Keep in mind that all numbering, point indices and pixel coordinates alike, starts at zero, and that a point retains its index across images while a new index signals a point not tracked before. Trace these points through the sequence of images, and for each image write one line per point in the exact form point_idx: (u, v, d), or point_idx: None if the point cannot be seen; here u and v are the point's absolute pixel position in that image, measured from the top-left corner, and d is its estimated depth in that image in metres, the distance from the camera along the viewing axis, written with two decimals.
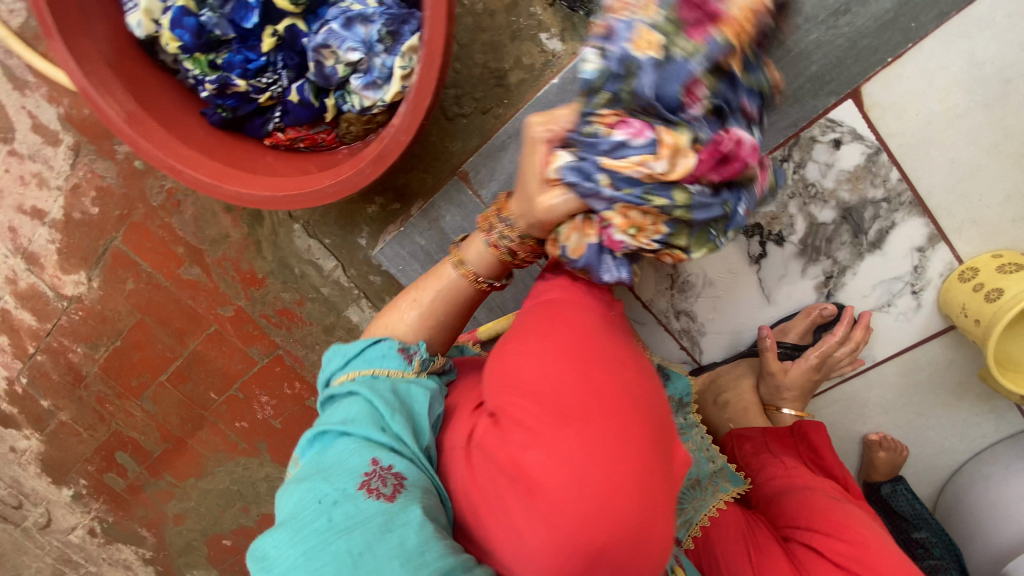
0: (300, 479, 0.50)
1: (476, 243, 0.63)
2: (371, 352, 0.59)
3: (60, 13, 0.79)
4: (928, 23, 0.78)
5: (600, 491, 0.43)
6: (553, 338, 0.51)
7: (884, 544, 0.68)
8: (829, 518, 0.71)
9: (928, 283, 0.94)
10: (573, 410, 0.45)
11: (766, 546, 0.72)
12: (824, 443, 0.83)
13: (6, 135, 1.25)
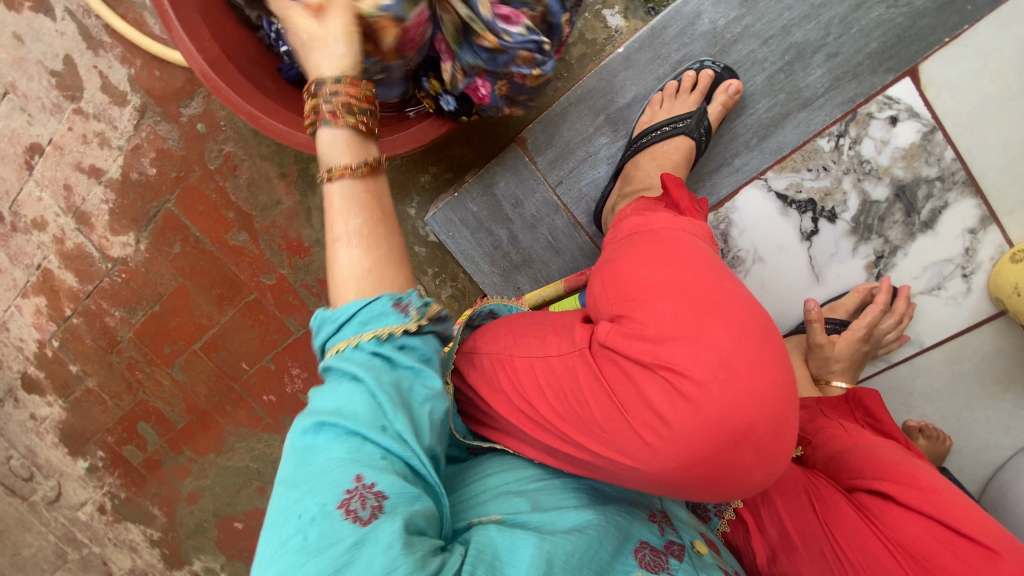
0: (289, 486, 0.44)
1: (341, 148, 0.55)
2: (350, 324, 0.49)
3: None
4: (983, 6, 0.83)
5: (743, 379, 0.48)
6: (672, 253, 0.55)
7: (954, 493, 0.68)
8: (896, 465, 0.72)
9: (979, 266, 0.95)
10: (710, 307, 0.50)
11: (827, 492, 0.72)
12: (878, 406, 0.86)
13: (76, 94, 1.30)
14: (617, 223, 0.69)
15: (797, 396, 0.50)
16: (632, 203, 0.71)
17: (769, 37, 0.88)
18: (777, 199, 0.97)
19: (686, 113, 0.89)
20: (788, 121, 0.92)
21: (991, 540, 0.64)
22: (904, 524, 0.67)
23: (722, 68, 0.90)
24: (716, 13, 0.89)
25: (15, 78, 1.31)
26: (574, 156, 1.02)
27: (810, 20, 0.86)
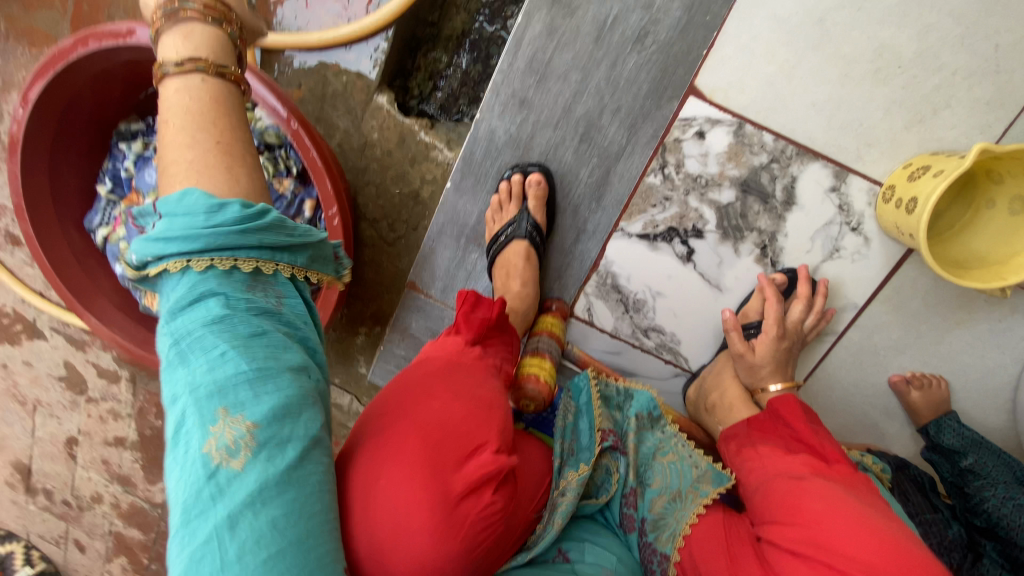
0: (256, 514, 0.40)
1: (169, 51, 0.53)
2: (264, 244, 0.50)
3: (76, 288, 1.02)
4: (720, 11, 0.86)
5: (397, 511, 0.55)
6: (393, 391, 0.67)
7: (838, 514, 0.66)
8: (787, 502, 0.72)
9: (862, 215, 0.93)
10: (380, 434, 0.60)
11: (740, 552, 0.73)
12: (795, 415, 0.84)
13: (82, 387, 1.54)
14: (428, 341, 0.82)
15: (451, 525, 0.57)
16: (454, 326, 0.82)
17: (557, 121, 0.96)
18: (642, 239, 1.01)
19: (514, 218, 0.98)
20: (612, 177, 0.98)
21: (870, 560, 0.61)
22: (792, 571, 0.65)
23: (535, 166, 0.99)
24: (505, 123, 0.98)
25: (35, 394, 1.56)
26: (459, 277, 1.11)
27: (582, 94, 0.94)
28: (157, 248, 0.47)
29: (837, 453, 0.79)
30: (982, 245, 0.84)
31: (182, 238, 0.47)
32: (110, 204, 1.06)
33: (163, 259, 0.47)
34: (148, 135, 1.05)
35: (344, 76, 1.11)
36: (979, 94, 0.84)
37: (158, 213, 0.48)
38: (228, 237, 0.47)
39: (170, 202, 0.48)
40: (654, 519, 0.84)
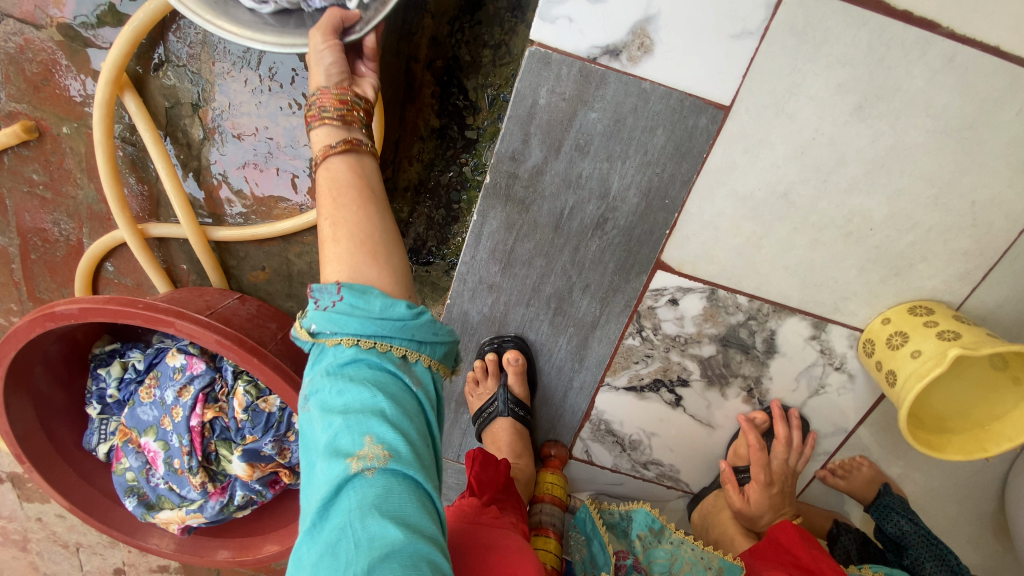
0: (369, 524, 0.44)
1: (328, 130, 0.66)
2: (404, 334, 0.56)
3: (94, 509, 1.06)
4: (679, 193, 0.82)
5: None
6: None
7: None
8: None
9: (844, 356, 0.93)
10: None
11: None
12: (794, 541, 0.89)
13: None
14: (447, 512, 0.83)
15: None
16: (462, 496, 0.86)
17: (529, 299, 0.95)
18: (629, 391, 1.02)
19: (493, 396, 1.00)
20: (591, 341, 0.98)
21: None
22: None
23: (514, 340, 0.99)
24: (477, 305, 0.97)
25: (76, 537, 1.64)
26: (454, 434, 1.12)
27: (549, 275, 0.92)
28: (333, 325, 0.54)
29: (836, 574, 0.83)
30: (945, 404, 0.83)
31: (358, 322, 0.54)
32: (102, 421, 1.07)
33: (338, 335, 0.55)
34: (125, 354, 1.05)
35: (305, 255, 1.08)
36: (957, 246, 0.82)
37: (338, 291, 0.56)
38: (393, 325, 0.55)
39: (355, 288, 0.56)
40: None
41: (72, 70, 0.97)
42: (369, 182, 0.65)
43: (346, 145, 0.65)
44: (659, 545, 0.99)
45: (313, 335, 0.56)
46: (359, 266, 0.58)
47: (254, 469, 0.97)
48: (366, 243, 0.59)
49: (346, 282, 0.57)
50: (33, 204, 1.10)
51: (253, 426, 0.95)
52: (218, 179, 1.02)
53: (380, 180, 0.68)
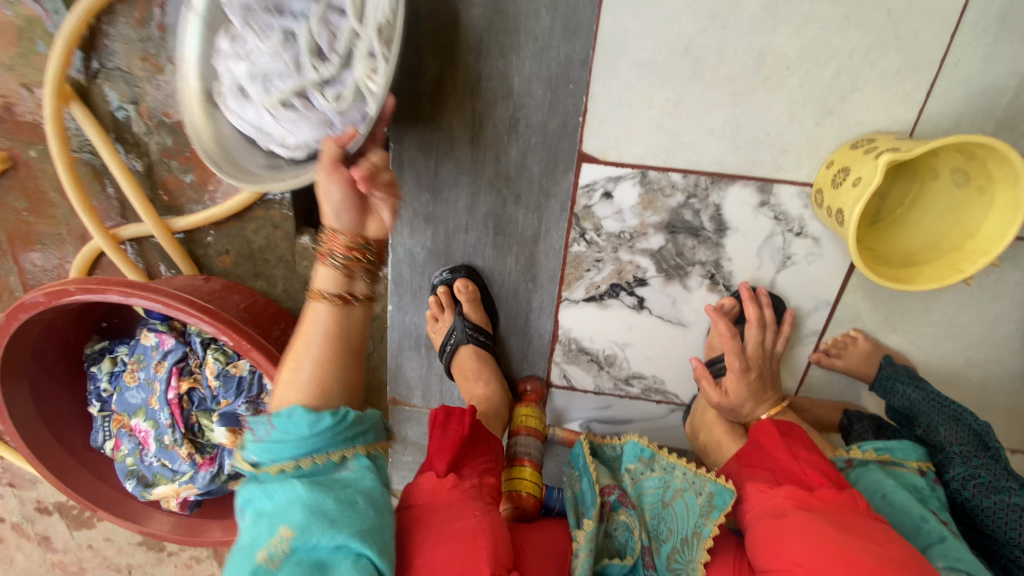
0: None
1: (324, 272, 0.67)
2: (337, 436, 0.62)
3: (107, 503, 1.12)
4: (582, 75, 0.81)
5: None
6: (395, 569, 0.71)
7: (814, 553, 0.67)
8: (770, 541, 0.73)
9: (801, 219, 0.87)
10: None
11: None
12: (775, 442, 0.84)
13: (161, 544, 1.67)
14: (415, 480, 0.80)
15: None
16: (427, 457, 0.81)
17: (467, 224, 0.95)
18: (589, 303, 0.99)
19: (451, 329, 0.99)
20: (539, 256, 0.96)
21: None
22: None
23: (463, 270, 0.98)
24: (419, 241, 0.97)
25: (125, 560, 1.71)
26: (433, 382, 1.13)
27: (480, 194, 0.91)
28: (265, 450, 0.60)
29: (820, 474, 0.78)
30: (916, 240, 0.78)
31: (289, 444, 0.60)
32: (105, 418, 1.13)
33: (278, 461, 0.59)
34: (113, 350, 1.12)
35: (261, 231, 1.12)
36: (886, 67, 0.76)
37: (268, 420, 0.61)
38: (323, 438, 0.61)
39: (286, 414, 0.61)
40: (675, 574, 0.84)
41: (25, 95, 1.06)
42: (347, 341, 0.67)
43: (336, 300, 0.66)
44: (651, 475, 0.95)
45: (254, 465, 0.61)
46: (331, 396, 0.65)
47: (236, 436, 1.00)
48: (335, 359, 0.66)
49: (276, 411, 0.62)
50: (22, 232, 1.19)
51: (227, 393, 0.99)
52: (169, 171, 1.09)
53: (361, 334, 0.69)
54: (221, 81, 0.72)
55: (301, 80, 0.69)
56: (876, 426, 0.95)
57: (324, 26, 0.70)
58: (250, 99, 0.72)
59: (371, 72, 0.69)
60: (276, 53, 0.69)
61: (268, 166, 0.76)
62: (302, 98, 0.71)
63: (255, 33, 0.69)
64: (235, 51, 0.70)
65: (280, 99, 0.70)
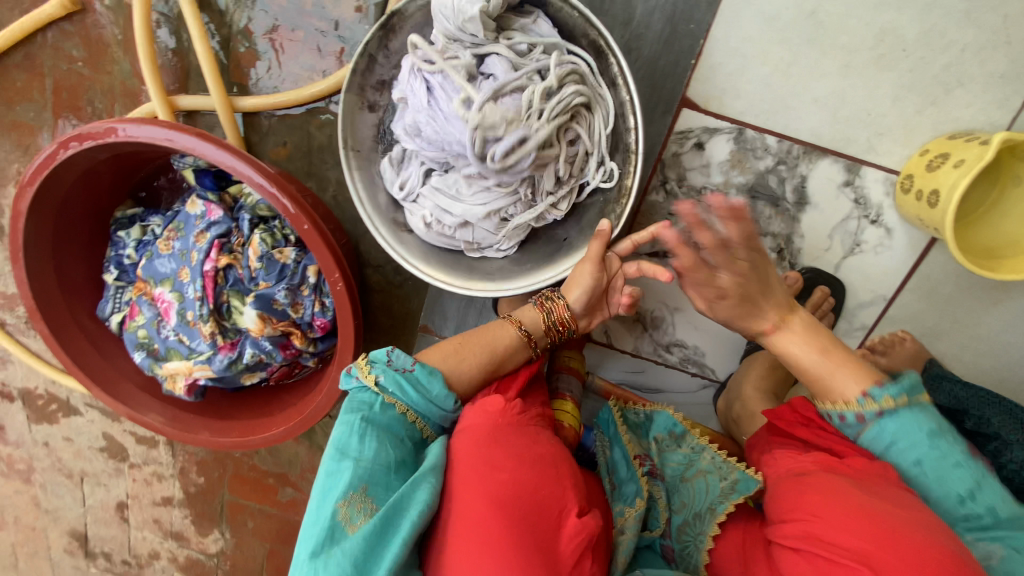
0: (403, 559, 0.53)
1: (530, 310, 0.82)
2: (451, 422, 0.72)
3: (102, 378, 1.05)
4: (704, 18, 0.82)
5: None
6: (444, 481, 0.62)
7: (832, 507, 0.59)
8: (788, 499, 0.65)
9: (880, 206, 0.89)
10: (467, 535, 0.56)
11: (754, 559, 0.67)
12: (812, 412, 0.73)
13: (123, 454, 1.56)
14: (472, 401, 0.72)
15: None
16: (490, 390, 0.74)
17: None
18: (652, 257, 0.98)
19: None
20: None
21: (863, 548, 0.54)
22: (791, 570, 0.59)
23: None
24: None
25: (81, 465, 1.59)
26: None
27: None
28: (397, 385, 0.66)
29: (850, 441, 0.68)
30: (1021, 227, 0.77)
31: (415, 398, 0.67)
32: (118, 290, 1.06)
33: (395, 399, 0.66)
34: (145, 220, 1.06)
35: (327, 128, 1.09)
36: (995, 67, 0.79)
37: (412, 364, 0.68)
38: (441, 415, 0.69)
39: (425, 371, 0.69)
40: (682, 548, 0.80)
41: None
42: (501, 360, 0.76)
43: (524, 335, 0.78)
44: (677, 449, 0.91)
45: (375, 385, 0.66)
46: (465, 380, 0.72)
47: (264, 325, 0.95)
48: (473, 368, 0.73)
49: (417, 359, 0.70)
50: (72, 83, 1.13)
51: (265, 278, 0.94)
52: (245, 48, 1.05)
53: (512, 368, 0.78)
54: (424, 210, 0.86)
55: (537, 210, 0.84)
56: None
57: (559, 148, 0.79)
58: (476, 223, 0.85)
59: (605, 179, 0.83)
60: (501, 187, 0.82)
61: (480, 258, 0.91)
62: (522, 203, 0.84)
63: (477, 180, 0.82)
64: (470, 199, 0.83)
65: (516, 223, 0.84)
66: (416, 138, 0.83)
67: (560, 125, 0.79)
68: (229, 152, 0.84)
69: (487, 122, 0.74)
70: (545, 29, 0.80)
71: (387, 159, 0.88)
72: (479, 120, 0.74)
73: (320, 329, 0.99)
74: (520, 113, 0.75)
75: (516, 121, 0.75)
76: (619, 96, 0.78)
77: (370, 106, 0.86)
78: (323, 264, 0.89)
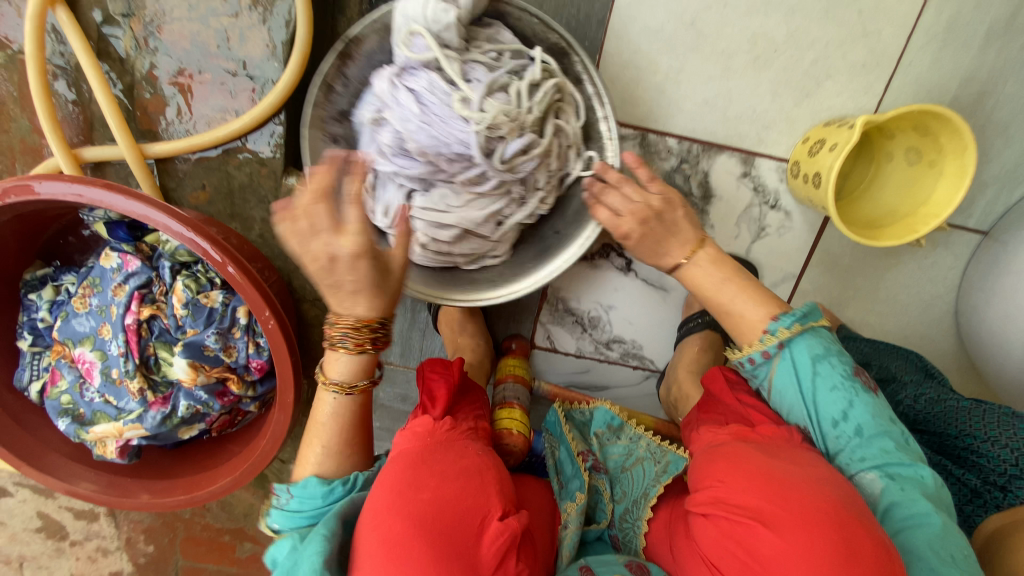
0: None
1: (335, 363, 0.69)
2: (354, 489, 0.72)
3: (23, 452, 0.98)
4: (597, 34, 0.88)
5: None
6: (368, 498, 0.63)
7: (737, 472, 0.64)
8: (700, 468, 0.70)
9: (777, 192, 0.97)
10: (388, 544, 0.56)
11: (677, 527, 0.74)
12: (726, 389, 0.81)
13: (62, 532, 1.44)
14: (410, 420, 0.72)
15: None
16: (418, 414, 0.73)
17: None
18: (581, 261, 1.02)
19: None
20: None
21: (761, 506, 0.60)
22: (703, 532, 0.65)
23: None
24: None
25: (17, 549, 1.46)
26: (414, 337, 1.10)
27: None
28: (286, 515, 0.70)
29: (761, 412, 0.74)
30: (894, 199, 0.87)
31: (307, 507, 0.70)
32: (35, 356, 1.01)
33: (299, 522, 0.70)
34: (58, 279, 1.01)
35: (246, 167, 1.08)
36: (855, 59, 0.88)
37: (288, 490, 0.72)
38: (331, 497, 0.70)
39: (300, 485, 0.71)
40: (625, 535, 0.84)
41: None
42: (351, 427, 0.73)
43: (351, 388, 0.70)
44: (616, 441, 0.96)
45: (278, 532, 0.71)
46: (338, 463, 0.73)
47: (197, 372, 0.92)
48: (346, 447, 0.73)
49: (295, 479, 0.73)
50: None
51: (193, 324, 0.91)
52: (151, 94, 1.03)
53: (362, 423, 0.74)
54: (417, 231, 0.86)
55: (531, 209, 0.87)
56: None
57: (550, 148, 0.82)
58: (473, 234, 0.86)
59: (585, 168, 0.86)
60: (495, 189, 0.82)
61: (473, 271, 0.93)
62: (510, 203, 0.85)
63: (467, 188, 0.82)
64: (465, 209, 0.83)
65: (512, 225, 0.87)
66: (399, 155, 0.81)
67: (544, 128, 0.81)
68: (139, 201, 0.82)
69: (487, 127, 0.75)
70: (508, 39, 0.82)
71: (362, 183, 0.86)
72: (484, 121, 0.74)
73: (258, 370, 0.97)
74: (516, 115, 0.76)
75: (512, 121, 0.76)
76: (587, 91, 0.82)
77: (332, 138, 0.86)
78: (252, 305, 0.88)
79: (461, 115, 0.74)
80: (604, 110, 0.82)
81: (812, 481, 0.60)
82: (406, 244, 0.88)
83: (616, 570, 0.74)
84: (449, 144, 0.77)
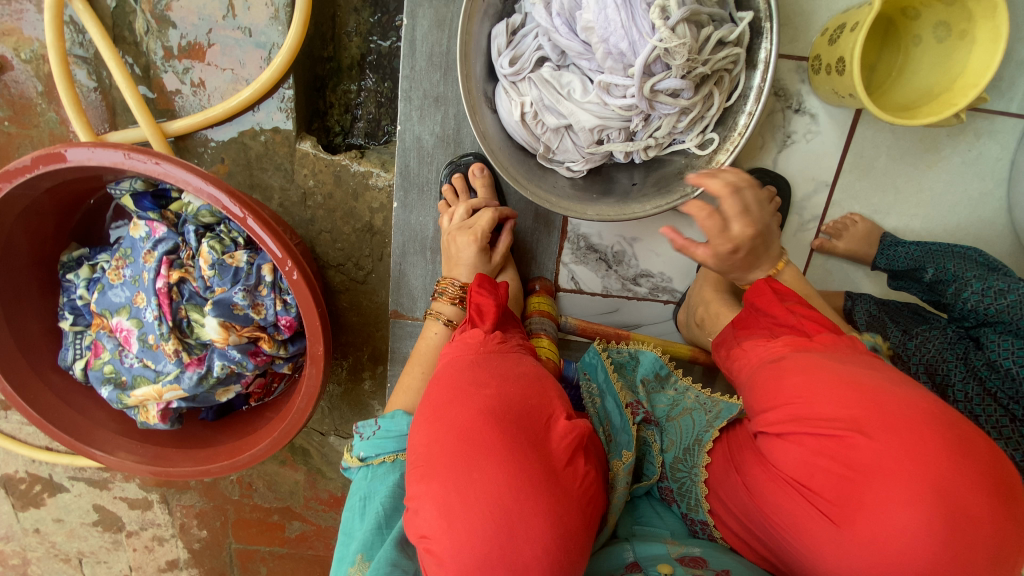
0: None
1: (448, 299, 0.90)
2: None
3: (74, 430, 1.01)
4: None
5: (477, 494, 0.52)
6: (428, 403, 0.62)
7: (813, 382, 0.57)
8: (766, 386, 0.63)
9: (799, 95, 0.92)
10: (452, 451, 0.55)
11: (742, 459, 0.66)
12: (771, 301, 0.73)
13: (118, 523, 1.48)
14: (449, 345, 0.73)
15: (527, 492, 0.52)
16: (452, 339, 0.73)
17: None
18: None
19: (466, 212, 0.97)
20: None
21: (851, 413, 0.52)
22: (782, 454, 0.58)
23: (472, 156, 0.98)
24: (428, 126, 0.97)
25: (78, 544, 1.51)
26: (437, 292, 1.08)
27: None
28: (374, 446, 0.74)
29: (818, 323, 0.68)
30: (928, 79, 0.81)
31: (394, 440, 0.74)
32: (77, 336, 1.03)
33: (382, 455, 0.73)
34: (93, 258, 1.05)
35: (261, 136, 1.10)
36: None
37: (377, 422, 0.76)
38: None
39: (389, 419, 0.77)
40: (680, 486, 0.76)
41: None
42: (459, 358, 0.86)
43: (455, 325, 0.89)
44: (663, 391, 0.89)
45: (362, 460, 0.74)
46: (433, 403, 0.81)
47: (229, 333, 0.93)
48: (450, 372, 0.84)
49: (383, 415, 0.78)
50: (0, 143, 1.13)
51: (222, 283, 0.93)
52: (166, 73, 1.07)
53: None
54: (526, 96, 0.81)
55: (636, 147, 0.82)
56: (878, 301, 0.92)
57: (692, 106, 0.78)
58: (574, 131, 0.82)
59: (701, 144, 0.84)
60: (619, 110, 0.77)
61: (547, 168, 0.90)
62: (624, 132, 0.81)
63: (600, 90, 0.77)
64: (583, 102, 0.78)
65: (607, 150, 0.83)
66: (561, 19, 0.76)
67: (700, 86, 0.77)
68: (159, 159, 0.83)
69: (665, 50, 0.70)
70: None
71: (503, 23, 0.81)
72: (667, 41, 0.69)
73: (287, 328, 0.98)
74: (692, 53, 0.71)
75: (685, 57, 0.71)
76: (755, 80, 0.79)
77: None
78: (275, 255, 0.89)
79: (654, 21, 0.69)
80: (754, 106, 0.79)
81: (912, 395, 0.52)
82: (503, 101, 0.83)
83: (664, 562, 0.65)
84: (619, 42, 0.72)
